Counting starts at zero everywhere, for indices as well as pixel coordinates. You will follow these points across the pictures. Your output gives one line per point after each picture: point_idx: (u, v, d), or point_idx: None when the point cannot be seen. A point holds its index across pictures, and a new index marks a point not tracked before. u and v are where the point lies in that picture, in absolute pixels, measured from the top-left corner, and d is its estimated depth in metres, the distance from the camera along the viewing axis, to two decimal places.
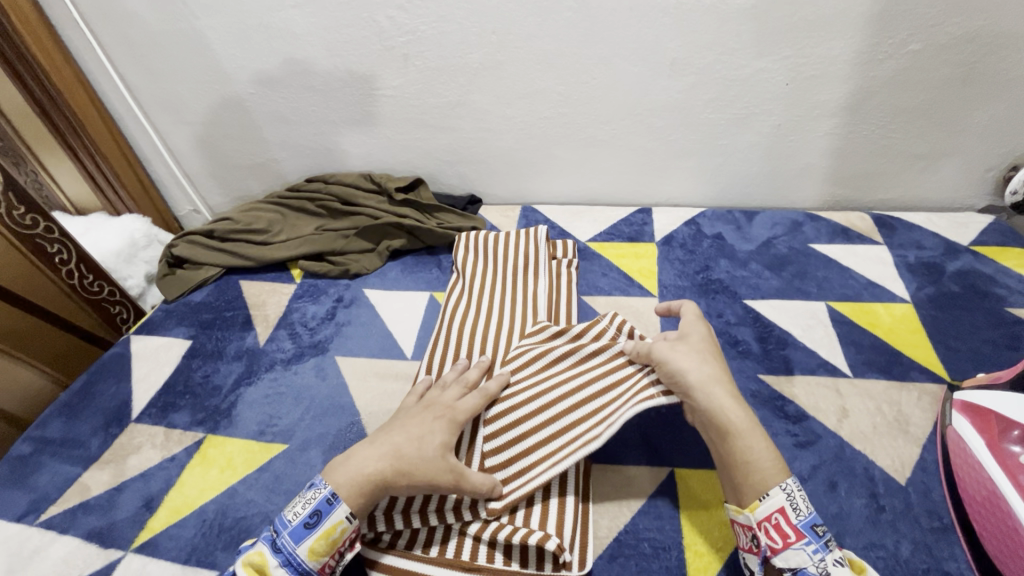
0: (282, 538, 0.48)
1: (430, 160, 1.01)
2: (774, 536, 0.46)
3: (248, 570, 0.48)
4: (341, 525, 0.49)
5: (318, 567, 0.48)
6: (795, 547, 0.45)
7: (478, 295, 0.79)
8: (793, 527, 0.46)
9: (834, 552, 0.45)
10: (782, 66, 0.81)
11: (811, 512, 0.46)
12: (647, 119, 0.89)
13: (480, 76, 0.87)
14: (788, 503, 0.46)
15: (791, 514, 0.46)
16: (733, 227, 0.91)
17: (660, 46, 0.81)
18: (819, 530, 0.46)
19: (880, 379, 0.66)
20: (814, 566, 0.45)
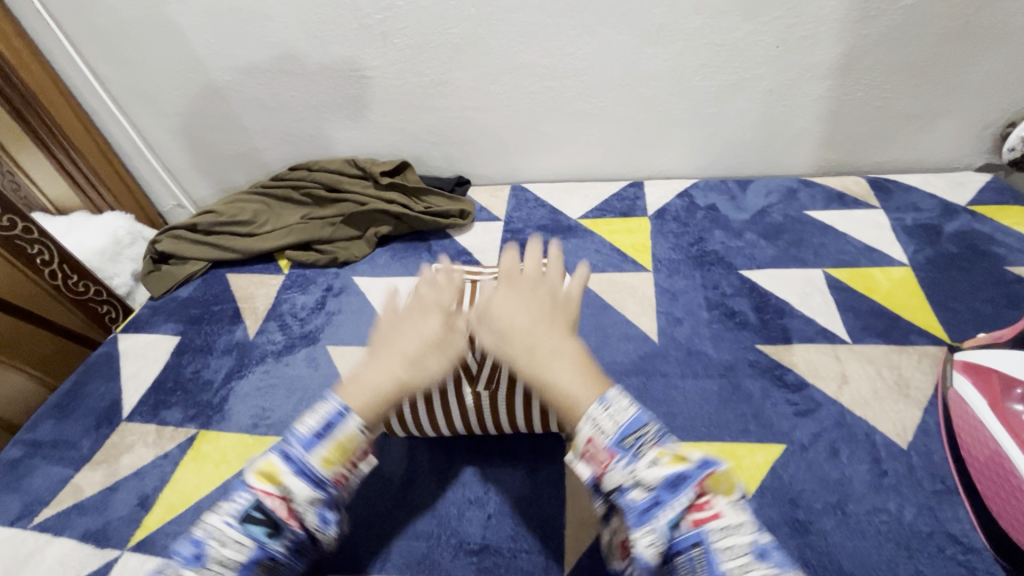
0: None
1: (415, 142, 0.98)
2: (596, 467, 0.34)
3: None
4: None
5: None
6: (610, 470, 0.33)
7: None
8: (605, 450, 0.34)
9: (647, 455, 0.33)
10: (772, 28, 0.78)
11: (620, 427, 0.34)
12: (635, 90, 0.87)
13: (462, 52, 0.85)
14: (596, 430, 0.34)
15: (600, 438, 0.34)
16: (727, 197, 0.89)
17: (646, 13, 0.78)
18: (627, 444, 0.33)
19: (879, 343, 0.65)
20: (630, 482, 0.33)
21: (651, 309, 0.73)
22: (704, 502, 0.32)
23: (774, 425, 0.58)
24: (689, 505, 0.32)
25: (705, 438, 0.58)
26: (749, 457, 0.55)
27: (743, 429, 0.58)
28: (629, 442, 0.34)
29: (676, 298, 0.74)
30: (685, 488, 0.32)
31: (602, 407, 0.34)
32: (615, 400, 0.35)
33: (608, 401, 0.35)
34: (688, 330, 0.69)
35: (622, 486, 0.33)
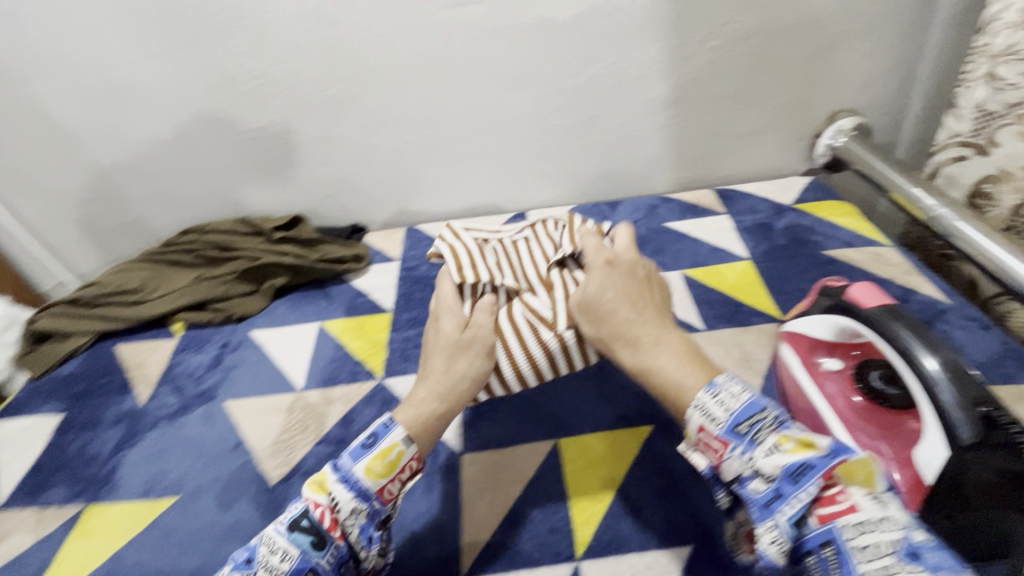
0: (341, 458, 0.49)
1: (307, 197, 1.01)
2: (711, 451, 0.45)
3: (311, 486, 0.49)
4: (398, 447, 0.50)
5: (377, 489, 0.49)
6: (727, 457, 0.44)
7: (507, 288, 0.64)
8: (718, 438, 0.45)
9: (764, 444, 0.43)
10: (610, 70, 0.91)
11: (729, 413, 0.45)
12: (505, 131, 0.97)
13: (340, 109, 0.91)
14: (704, 419, 0.45)
15: (711, 427, 0.45)
16: (599, 218, 1.00)
17: (501, 65, 0.89)
18: (741, 430, 0.44)
19: (728, 327, 0.75)
20: (746, 468, 0.43)
21: None
22: (831, 499, 0.40)
23: (640, 410, 0.66)
24: (817, 498, 0.40)
25: (584, 430, 0.65)
26: (620, 439, 0.64)
27: (618, 418, 0.65)
28: (743, 429, 0.44)
29: None
30: (809, 485, 0.40)
31: (711, 395, 0.46)
32: (722, 384, 0.46)
33: (717, 387, 0.46)
34: None
35: (741, 475, 0.44)
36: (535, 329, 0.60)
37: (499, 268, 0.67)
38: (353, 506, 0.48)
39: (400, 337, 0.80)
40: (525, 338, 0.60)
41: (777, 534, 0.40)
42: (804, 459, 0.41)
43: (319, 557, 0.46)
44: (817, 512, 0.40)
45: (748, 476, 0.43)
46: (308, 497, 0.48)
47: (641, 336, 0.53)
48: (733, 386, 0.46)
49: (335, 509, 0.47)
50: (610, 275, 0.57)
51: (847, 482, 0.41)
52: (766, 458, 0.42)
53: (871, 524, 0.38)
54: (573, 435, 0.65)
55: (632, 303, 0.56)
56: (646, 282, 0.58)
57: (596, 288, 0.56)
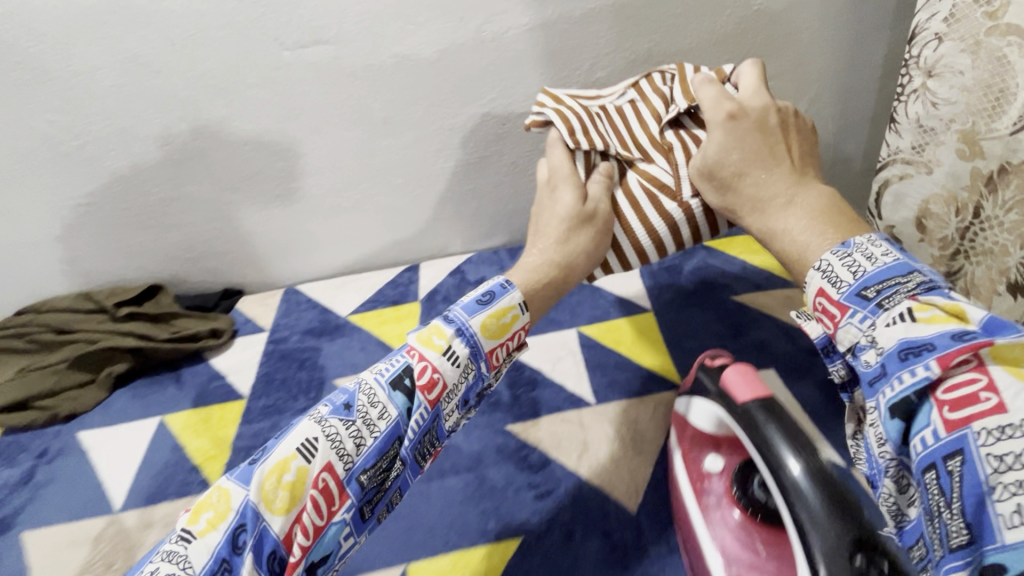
0: (454, 311, 0.50)
1: (166, 262, 0.90)
2: (827, 319, 0.38)
3: (418, 339, 0.49)
4: (512, 310, 0.52)
5: (487, 352, 0.51)
6: (845, 325, 0.37)
7: (627, 158, 0.59)
8: (838, 304, 0.37)
9: (892, 311, 0.34)
10: (490, 108, 0.83)
11: (858, 276, 0.37)
12: (384, 179, 0.87)
13: (186, 166, 0.80)
14: (826, 281, 0.38)
15: (832, 291, 0.38)
16: (496, 267, 0.90)
17: (365, 108, 0.79)
18: (870, 295, 0.36)
19: (621, 398, 0.65)
20: (866, 338, 0.35)
21: None
22: (968, 396, 0.29)
23: (512, 516, 0.55)
24: (938, 382, 0.31)
25: (444, 549, 0.54)
26: (483, 561, 0.53)
27: (483, 529, 0.55)
28: (872, 293, 0.36)
29: None
30: (929, 366, 0.31)
31: (845, 253, 0.38)
32: (861, 245, 0.38)
33: (853, 247, 0.38)
34: None
35: (857, 346, 0.36)
36: (654, 197, 0.57)
37: (617, 134, 0.60)
38: (467, 361, 0.49)
39: (250, 432, 0.68)
40: (644, 211, 0.58)
41: (879, 429, 0.33)
42: (948, 328, 0.31)
43: (408, 416, 0.46)
44: (940, 403, 0.30)
45: (866, 347, 0.35)
46: (412, 343, 0.49)
47: (773, 196, 0.48)
48: (879, 246, 0.38)
49: (439, 376, 0.47)
50: (734, 133, 0.50)
51: (1000, 366, 0.29)
52: (896, 331, 0.33)
53: (1018, 428, 0.27)
54: (429, 558, 0.54)
55: (764, 155, 0.50)
56: (784, 126, 0.52)
57: (718, 149, 0.50)
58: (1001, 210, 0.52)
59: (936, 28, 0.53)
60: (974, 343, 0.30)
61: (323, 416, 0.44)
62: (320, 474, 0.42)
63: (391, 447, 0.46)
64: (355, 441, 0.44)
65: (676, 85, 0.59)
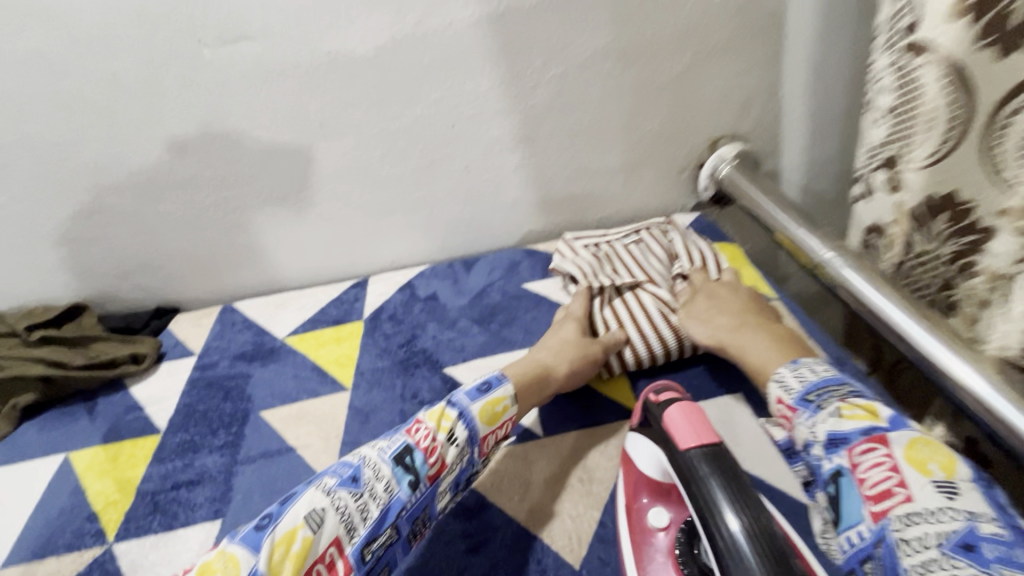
0: (458, 395, 0.52)
1: (92, 279, 0.83)
2: (786, 422, 0.46)
3: (428, 418, 0.49)
4: (505, 399, 0.53)
5: (482, 438, 0.51)
6: (796, 423, 0.43)
7: (627, 285, 0.69)
8: (789, 406, 0.45)
9: (828, 409, 0.41)
10: (437, 109, 0.76)
11: (803, 384, 0.45)
12: (325, 187, 0.80)
13: (104, 175, 0.73)
14: (780, 389, 0.47)
15: (785, 395, 0.46)
16: (449, 281, 0.83)
17: (297, 110, 0.73)
18: (810, 398, 0.43)
19: (571, 431, 0.58)
20: (810, 434, 0.42)
21: (337, 442, 0.62)
22: (884, 490, 0.36)
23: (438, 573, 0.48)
24: (856, 464, 0.38)
25: None
26: None
27: None
28: (813, 397, 0.43)
29: (368, 420, 0.63)
30: (839, 457, 0.39)
31: (796, 369, 0.47)
32: (806, 363, 0.47)
33: (801, 365, 0.48)
34: None
35: (807, 442, 0.42)
36: (654, 322, 0.64)
37: (625, 270, 0.72)
38: (465, 442, 0.49)
39: (159, 473, 0.61)
40: (648, 322, 0.64)
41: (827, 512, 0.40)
42: (864, 425, 0.39)
43: (411, 492, 0.45)
44: (866, 496, 0.37)
45: (813, 444, 0.41)
46: (417, 420, 0.49)
47: (744, 342, 0.55)
48: (819, 368, 0.47)
49: (442, 452, 0.48)
50: (697, 293, 0.65)
51: (905, 460, 0.37)
52: (825, 425, 0.41)
53: (923, 518, 0.34)
54: None
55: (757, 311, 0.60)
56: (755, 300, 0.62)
57: (702, 313, 0.62)
58: (938, 245, 0.51)
59: (898, 38, 0.47)
60: (875, 438, 0.38)
61: (330, 488, 0.43)
62: (327, 548, 0.41)
63: (392, 524, 0.44)
64: (363, 517, 0.43)
65: (680, 246, 0.73)
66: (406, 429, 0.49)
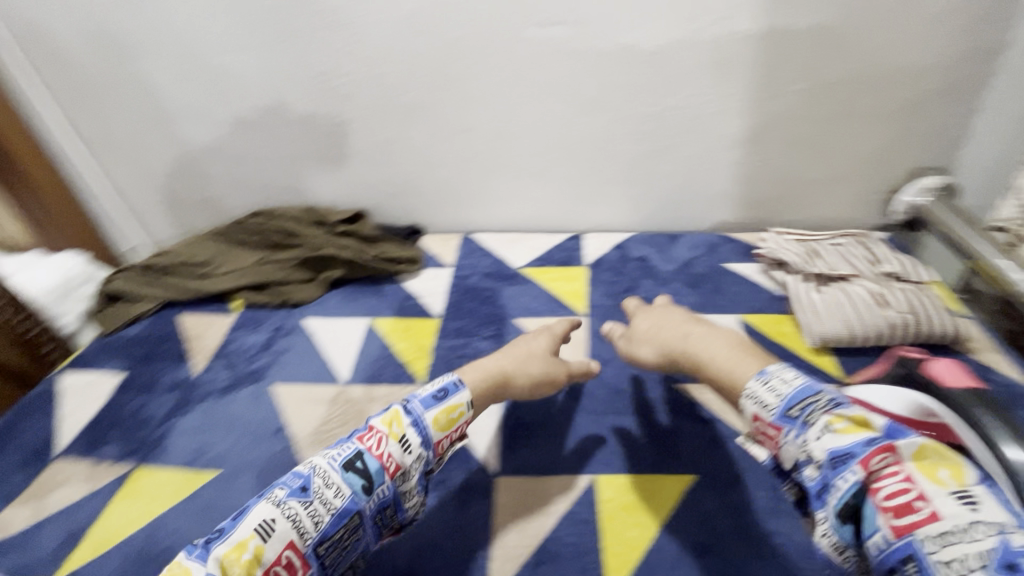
0: (413, 403, 0.55)
1: (373, 194, 1.04)
2: (771, 440, 0.46)
3: (383, 422, 0.53)
4: (460, 407, 0.56)
5: (434, 443, 0.54)
6: (784, 442, 0.44)
7: (838, 276, 0.82)
8: (772, 424, 0.45)
9: (816, 424, 0.42)
10: (688, 103, 0.90)
11: (780, 398, 0.45)
12: (573, 152, 0.97)
13: (417, 114, 0.93)
14: (756, 407, 0.47)
15: (764, 412, 0.46)
16: (656, 249, 0.98)
17: (578, 86, 0.89)
18: (793, 414, 0.44)
19: None
20: (800, 452, 0.43)
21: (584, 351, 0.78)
22: (905, 504, 0.36)
23: (687, 456, 0.63)
24: (877, 486, 0.38)
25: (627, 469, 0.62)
26: (665, 485, 0.60)
27: (661, 461, 0.63)
28: (794, 412, 0.44)
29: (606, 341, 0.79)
30: (855, 471, 0.39)
31: (762, 383, 0.47)
32: (773, 373, 0.47)
33: (768, 376, 0.47)
34: (615, 370, 0.74)
35: (797, 462, 0.43)
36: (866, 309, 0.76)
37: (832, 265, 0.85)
38: (419, 450, 0.53)
39: (446, 346, 0.80)
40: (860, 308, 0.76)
41: (831, 534, 0.40)
42: (861, 437, 0.40)
43: (366, 497, 0.49)
44: (884, 508, 0.37)
45: (816, 464, 0.41)
46: (372, 428, 0.53)
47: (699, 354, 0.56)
48: (789, 374, 0.47)
49: (393, 462, 0.51)
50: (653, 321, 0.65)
51: (917, 471, 0.38)
52: (821, 441, 0.41)
53: (952, 533, 0.34)
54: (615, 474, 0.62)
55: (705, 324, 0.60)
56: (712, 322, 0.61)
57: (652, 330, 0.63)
58: None
59: None
60: (882, 447, 0.39)
61: (282, 498, 0.47)
62: (281, 552, 0.45)
63: (346, 523, 0.48)
64: (314, 521, 0.47)
65: (882, 257, 0.86)
66: (359, 436, 0.52)
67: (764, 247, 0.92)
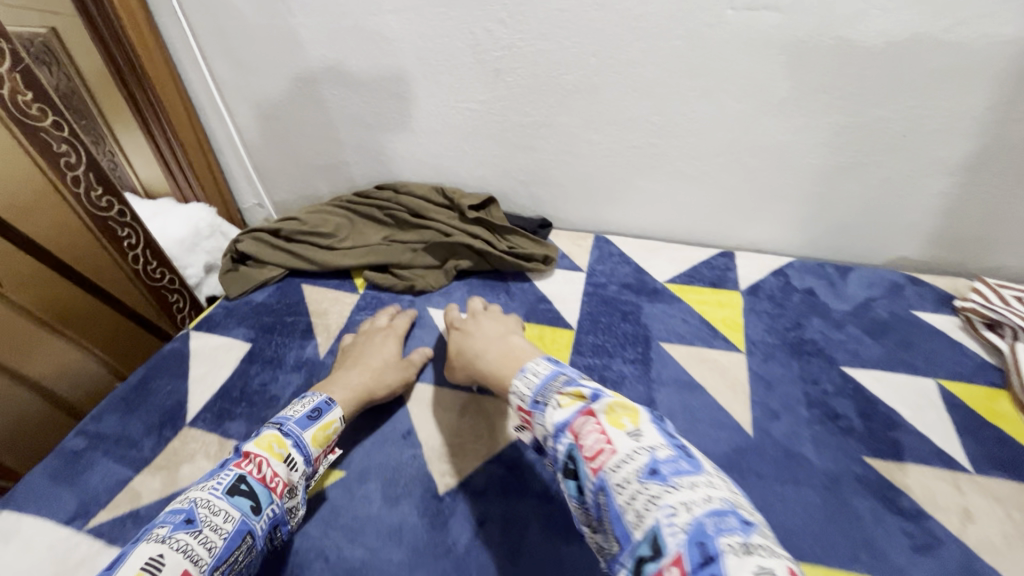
0: (289, 425, 0.56)
1: (504, 178, 0.97)
2: (529, 426, 0.53)
3: (258, 446, 0.53)
4: (334, 423, 0.58)
5: (313, 459, 0.56)
6: (533, 422, 0.52)
7: None
8: (525, 408, 0.53)
9: (550, 404, 0.51)
10: (903, 115, 0.75)
11: (530, 389, 0.54)
12: (742, 158, 0.84)
13: (572, 98, 0.84)
14: (517, 398, 0.55)
15: (522, 402, 0.54)
16: (825, 282, 0.84)
17: (769, 84, 0.76)
18: (539, 400, 0.52)
19: (1007, 479, 0.58)
20: (541, 426, 0.50)
21: (745, 397, 0.67)
22: (597, 449, 0.45)
23: (887, 556, 0.52)
24: (588, 454, 0.45)
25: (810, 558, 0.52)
26: None
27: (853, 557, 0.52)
28: (541, 399, 0.52)
29: (771, 388, 0.68)
30: (569, 438, 0.47)
31: (522, 379, 0.56)
32: (530, 372, 0.56)
33: (525, 373, 0.57)
34: (785, 427, 0.64)
35: (546, 440, 0.50)
36: None
37: None
38: (300, 468, 0.54)
39: (583, 364, 0.72)
40: None
41: (569, 493, 0.47)
42: (575, 407, 0.49)
43: (256, 517, 0.49)
44: (585, 457, 0.45)
45: (550, 435, 0.50)
46: (250, 454, 0.52)
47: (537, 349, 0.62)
48: (540, 369, 0.56)
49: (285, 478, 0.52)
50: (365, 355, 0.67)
51: (606, 421, 0.47)
52: (551, 414, 0.50)
53: (621, 462, 0.43)
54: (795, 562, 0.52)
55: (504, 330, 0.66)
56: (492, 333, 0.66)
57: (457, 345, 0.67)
58: None
59: None
60: (586, 411, 0.48)
61: (165, 534, 0.44)
62: None
63: (238, 546, 0.47)
64: (206, 546, 0.45)
65: None
66: (235, 463, 0.52)
67: (972, 299, 0.76)
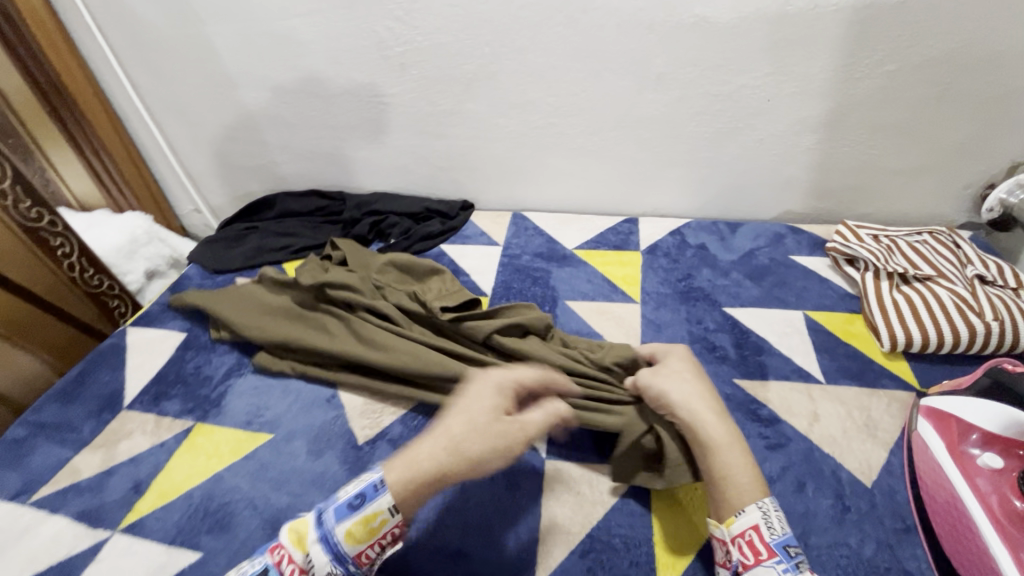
0: (326, 513, 0.47)
1: (425, 166, 1.03)
2: (748, 553, 0.46)
3: (291, 537, 0.47)
4: (382, 515, 0.47)
5: (353, 553, 0.47)
6: (766, 564, 0.45)
7: (920, 276, 0.76)
8: (766, 545, 0.45)
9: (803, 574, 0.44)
10: (764, 82, 0.85)
11: (785, 531, 0.46)
12: (634, 131, 0.93)
13: (474, 85, 0.91)
14: (761, 521, 0.46)
15: (765, 532, 0.46)
16: (716, 237, 0.93)
17: (647, 61, 0.84)
18: (791, 551, 0.45)
19: (851, 385, 0.68)
20: None
21: (636, 339, 0.76)
22: None
23: None
24: None
25: None
26: None
27: None
28: (792, 552, 0.45)
29: (660, 330, 0.77)
30: None
31: (778, 515, 0.46)
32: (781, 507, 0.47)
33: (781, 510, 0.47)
34: None
35: None
36: (955, 316, 0.70)
37: (915, 265, 0.78)
38: (327, 569, 0.46)
39: None
40: (950, 315, 0.70)
41: None
42: None
43: None
44: None
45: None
46: (282, 543, 0.47)
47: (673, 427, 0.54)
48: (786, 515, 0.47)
49: (308, 571, 0.46)
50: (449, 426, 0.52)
51: None
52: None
53: None
54: None
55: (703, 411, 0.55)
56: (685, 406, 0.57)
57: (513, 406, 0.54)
58: None
59: None
60: None
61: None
62: None
63: None
64: None
65: (974, 258, 0.78)
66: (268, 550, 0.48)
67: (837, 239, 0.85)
